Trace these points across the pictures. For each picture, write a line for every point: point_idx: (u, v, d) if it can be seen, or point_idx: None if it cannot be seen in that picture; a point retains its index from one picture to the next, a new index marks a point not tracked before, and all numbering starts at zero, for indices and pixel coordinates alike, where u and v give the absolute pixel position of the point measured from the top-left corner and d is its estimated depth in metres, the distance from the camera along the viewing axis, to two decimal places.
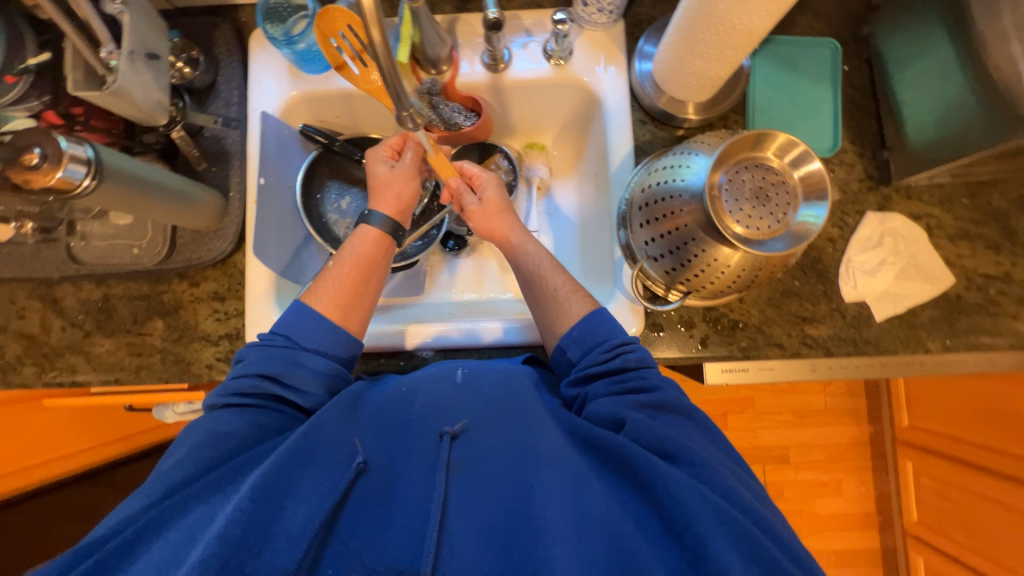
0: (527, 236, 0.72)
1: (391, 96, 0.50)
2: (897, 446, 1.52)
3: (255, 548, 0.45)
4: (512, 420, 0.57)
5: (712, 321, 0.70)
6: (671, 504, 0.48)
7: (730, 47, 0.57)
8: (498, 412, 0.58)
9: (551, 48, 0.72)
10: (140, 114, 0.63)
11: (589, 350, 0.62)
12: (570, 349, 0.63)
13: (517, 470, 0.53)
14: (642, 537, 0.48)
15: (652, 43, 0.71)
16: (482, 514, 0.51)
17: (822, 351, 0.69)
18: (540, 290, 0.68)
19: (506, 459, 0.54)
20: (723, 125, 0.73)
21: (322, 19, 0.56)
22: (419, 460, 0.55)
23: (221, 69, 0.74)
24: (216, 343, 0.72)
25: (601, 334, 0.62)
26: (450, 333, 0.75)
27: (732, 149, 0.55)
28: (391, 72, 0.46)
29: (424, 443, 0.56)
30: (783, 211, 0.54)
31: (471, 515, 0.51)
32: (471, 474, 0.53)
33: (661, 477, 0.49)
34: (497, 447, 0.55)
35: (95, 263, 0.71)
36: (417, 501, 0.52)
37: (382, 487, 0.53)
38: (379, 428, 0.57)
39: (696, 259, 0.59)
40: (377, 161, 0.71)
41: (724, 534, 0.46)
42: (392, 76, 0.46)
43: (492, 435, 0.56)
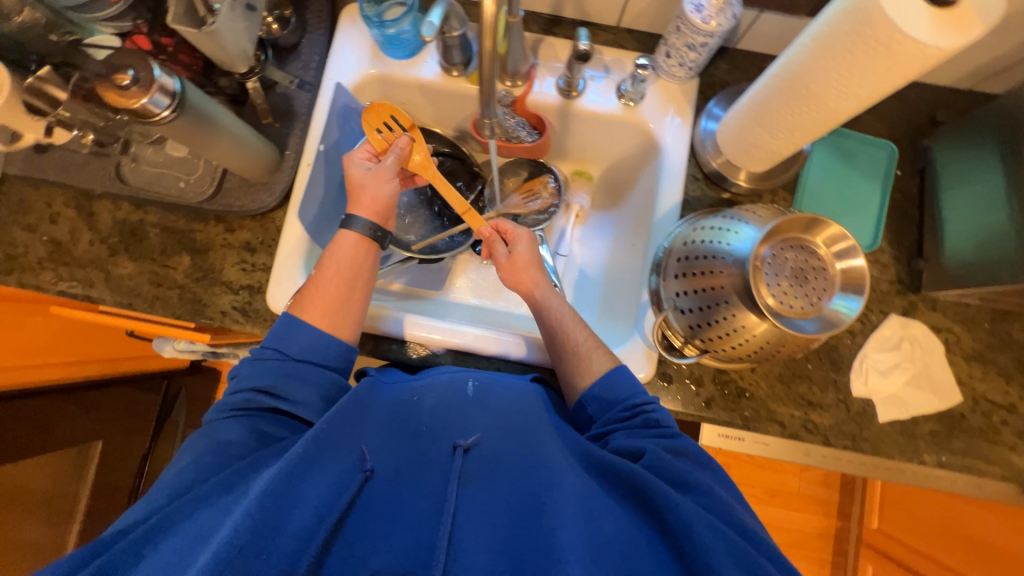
0: (551, 291, 0.72)
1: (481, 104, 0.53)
2: (861, 547, 1.52)
3: (260, 551, 0.45)
4: (519, 439, 0.58)
5: (720, 384, 0.71)
6: (681, 531, 0.49)
7: (800, 130, 0.59)
8: (506, 431, 0.59)
9: (625, 87, 0.74)
10: (224, 57, 0.64)
11: (610, 406, 0.62)
12: (590, 405, 0.64)
13: (528, 490, 0.54)
14: (655, 565, 0.49)
15: (721, 106, 0.73)
16: (489, 536, 0.51)
17: (820, 439, 0.70)
18: (562, 343, 0.68)
19: (516, 477, 0.55)
20: (771, 199, 0.75)
21: (370, 113, 0.68)
22: (430, 474, 0.55)
23: (307, 33, 0.76)
24: (236, 291, 0.72)
25: (622, 392, 0.62)
26: (450, 330, 0.76)
27: (783, 226, 0.56)
28: (489, 79, 0.48)
29: (436, 456, 0.57)
30: (818, 296, 0.56)
31: (479, 535, 0.51)
32: (478, 493, 0.54)
33: (668, 499, 0.50)
34: (504, 466, 0.56)
35: (140, 187, 0.72)
36: (424, 514, 0.52)
37: (390, 490, 0.54)
38: (388, 438, 0.58)
39: (722, 322, 0.59)
40: (354, 162, 0.70)
41: (732, 563, 0.47)
42: (489, 82, 0.48)
43: (499, 455, 0.57)
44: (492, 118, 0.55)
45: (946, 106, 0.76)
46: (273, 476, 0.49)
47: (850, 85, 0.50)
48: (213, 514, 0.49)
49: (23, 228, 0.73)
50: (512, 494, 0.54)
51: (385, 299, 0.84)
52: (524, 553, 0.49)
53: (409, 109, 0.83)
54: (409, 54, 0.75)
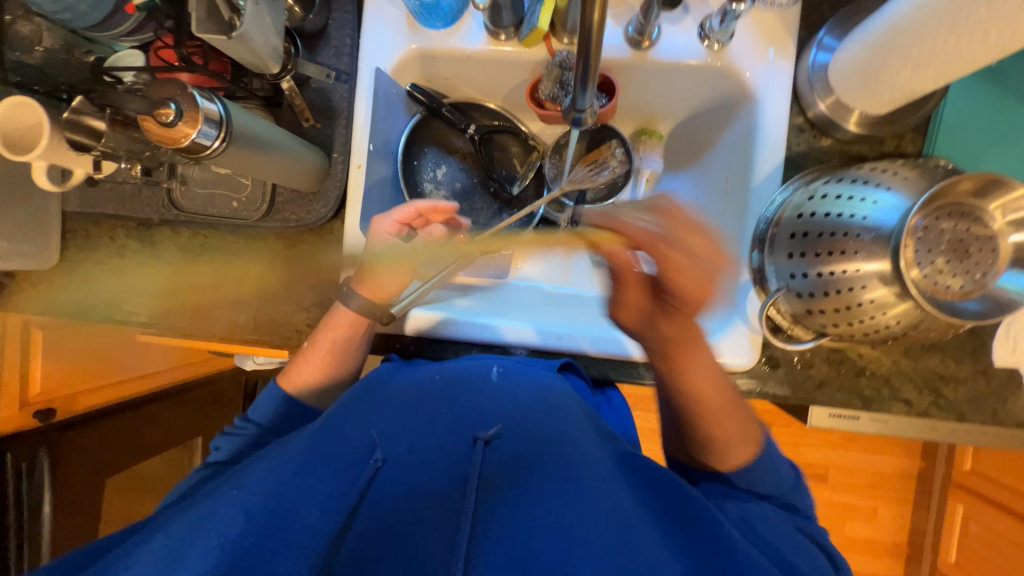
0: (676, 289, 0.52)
1: (575, 89, 0.45)
2: (949, 488, 1.46)
3: (267, 552, 0.47)
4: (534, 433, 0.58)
5: (835, 364, 0.64)
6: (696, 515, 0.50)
7: (960, 62, 0.46)
8: (523, 425, 0.60)
9: (711, 26, 0.61)
10: (254, 60, 0.57)
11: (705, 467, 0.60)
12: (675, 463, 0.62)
13: (547, 475, 0.54)
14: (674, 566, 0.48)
15: (835, 35, 0.60)
16: (505, 520, 0.51)
17: (953, 415, 0.63)
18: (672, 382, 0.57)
19: (535, 472, 0.55)
20: (895, 145, 0.62)
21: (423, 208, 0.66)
22: (444, 465, 0.56)
23: (333, 12, 0.67)
24: (307, 309, 0.70)
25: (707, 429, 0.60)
26: (507, 335, 0.69)
27: (949, 189, 0.45)
28: (592, 58, 0.40)
29: (456, 447, 0.58)
30: (982, 272, 0.46)
31: (494, 524, 0.51)
32: (499, 497, 0.53)
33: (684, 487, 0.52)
34: (526, 464, 0.55)
35: (196, 211, 0.69)
36: (439, 505, 0.53)
37: (403, 475, 0.56)
38: (403, 426, 0.60)
39: (855, 310, 0.52)
40: (378, 240, 0.66)
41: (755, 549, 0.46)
42: (593, 62, 0.40)
43: (519, 449, 0.57)
44: (587, 107, 0.47)
45: None
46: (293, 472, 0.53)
47: None
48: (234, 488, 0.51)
49: (95, 264, 0.72)
50: (526, 486, 0.54)
51: (450, 295, 0.77)
52: (539, 534, 0.50)
53: (453, 84, 0.74)
54: (450, 21, 0.65)
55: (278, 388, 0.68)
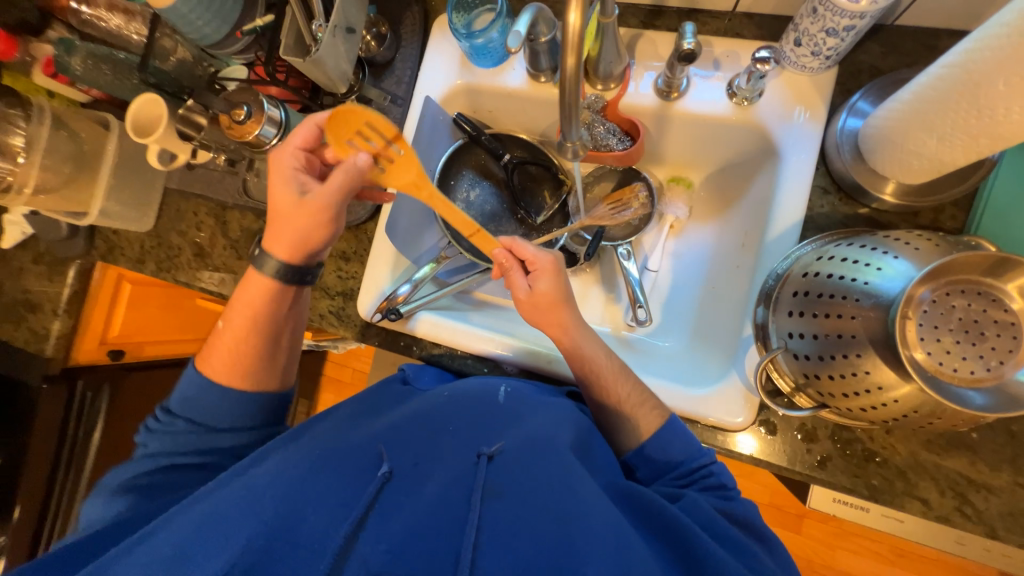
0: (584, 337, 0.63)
1: (563, 125, 0.46)
2: None
3: (280, 553, 0.45)
4: (542, 454, 0.54)
5: (841, 442, 0.59)
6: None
7: (987, 135, 0.45)
8: (532, 447, 0.54)
9: (738, 84, 0.63)
10: (327, 81, 0.68)
11: (663, 474, 0.59)
12: (640, 468, 0.61)
13: (557, 496, 0.50)
14: None
15: (869, 100, 0.59)
16: (513, 542, 0.47)
17: (982, 529, 0.54)
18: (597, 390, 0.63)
19: (540, 493, 0.51)
20: (932, 218, 0.59)
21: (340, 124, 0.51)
22: (448, 479, 0.52)
23: (401, 47, 0.78)
24: (332, 297, 0.78)
25: (683, 468, 0.58)
26: (503, 351, 0.72)
27: (957, 265, 0.43)
28: (571, 99, 0.42)
29: (460, 463, 0.53)
30: (998, 359, 0.42)
31: (503, 548, 0.46)
32: (508, 517, 0.49)
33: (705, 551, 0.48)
34: (534, 493, 0.51)
35: (261, 200, 0.81)
36: (443, 521, 0.48)
37: (409, 488, 0.52)
38: (410, 435, 0.57)
39: (850, 379, 0.49)
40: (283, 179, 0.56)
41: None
42: (571, 101, 0.42)
43: (524, 470, 0.53)
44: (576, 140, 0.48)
45: None
46: (302, 477, 0.51)
47: None
48: (244, 488, 0.49)
49: (177, 233, 0.86)
50: (531, 512, 0.49)
51: (460, 306, 0.81)
52: (546, 560, 0.45)
53: (496, 117, 0.82)
54: (497, 61, 0.73)
55: (198, 373, 0.61)
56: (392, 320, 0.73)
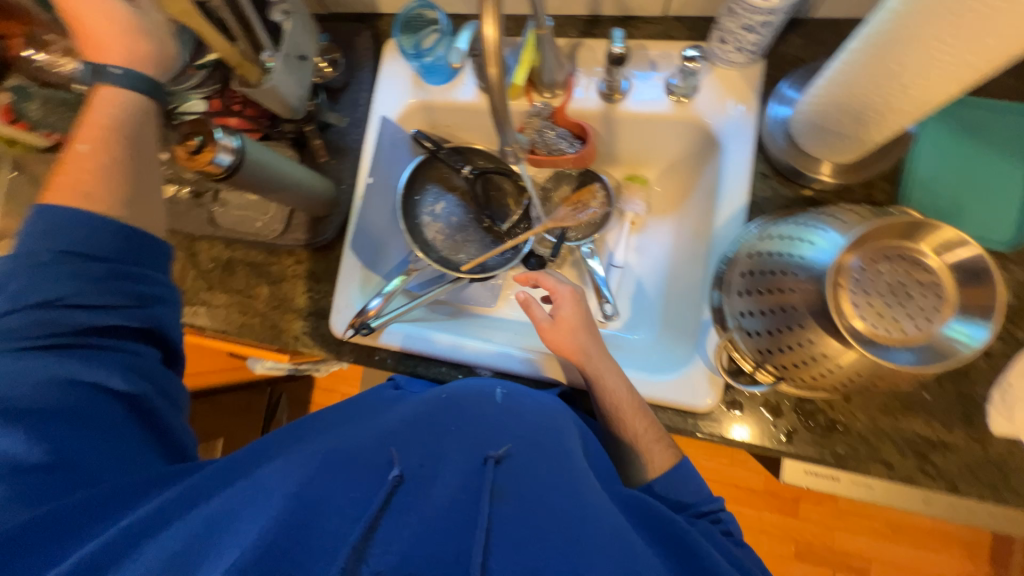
0: (605, 367, 0.64)
1: (498, 137, 0.49)
2: None
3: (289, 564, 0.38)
4: (551, 459, 0.49)
5: (805, 415, 0.61)
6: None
7: (894, 111, 0.48)
8: (542, 452, 0.50)
9: (675, 83, 0.67)
10: (284, 110, 0.70)
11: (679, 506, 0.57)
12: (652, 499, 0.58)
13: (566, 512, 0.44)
14: None
15: (795, 87, 0.63)
16: (529, 551, 0.41)
17: (945, 485, 0.57)
18: (617, 432, 0.62)
19: (553, 501, 0.45)
20: (865, 193, 0.63)
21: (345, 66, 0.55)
22: (456, 483, 0.45)
23: (356, 72, 0.81)
24: (305, 317, 0.79)
25: (691, 493, 0.57)
26: (475, 357, 0.73)
27: (877, 232, 0.46)
28: (500, 103, 0.44)
29: (465, 465, 0.47)
30: (925, 317, 0.45)
31: (519, 558, 0.40)
32: (519, 522, 0.43)
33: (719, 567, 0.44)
34: (551, 498, 0.45)
35: (227, 229, 0.82)
36: (455, 525, 0.42)
37: (423, 494, 0.45)
38: (419, 433, 0.50)
39: (797, 350, 0.51)
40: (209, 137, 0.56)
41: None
42: (500, 106, 0.44)
43: (535, 475, 0.47)
44: (513, 143, 0.50)
45: None
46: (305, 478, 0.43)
47: (957, 54, 0.40)
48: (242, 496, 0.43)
49: None
50: (545, 517, 0.44)
51: (433, 317, 0.82)
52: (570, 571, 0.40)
53: (454, 131, 0.84)
54: (448, 78, 0.75)
55: None
56: (364, 334, 0.74)
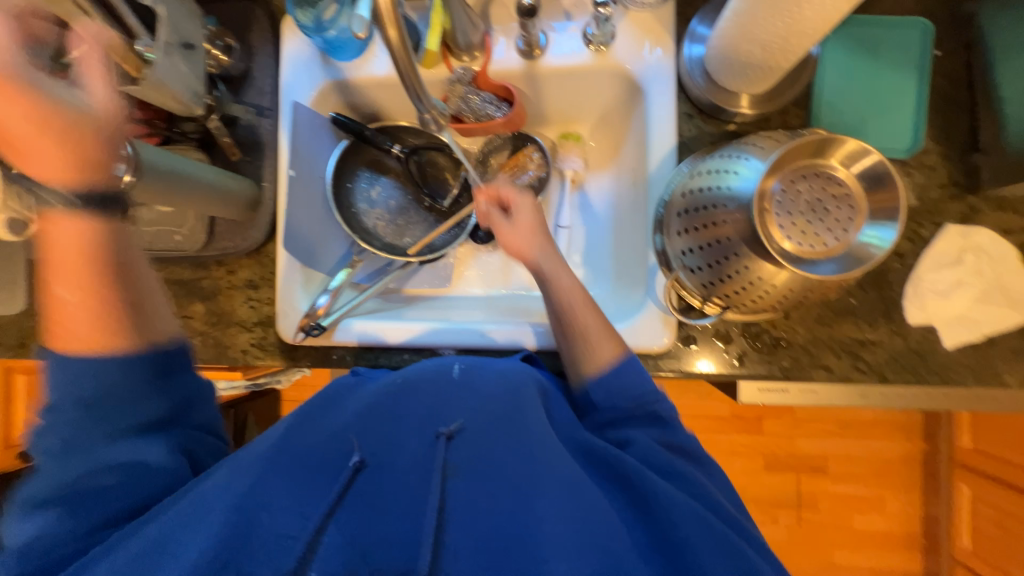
0: (559, 266, 0.64)
1: (412, 99, 0.46)
2: (953, 469, 1.37)
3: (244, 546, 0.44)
4: (499, 424, 0.55)
5: (751, 338, 0.65)
6: (667, 524, 0.48)
7: (795, 34, 0.50)
8: (491, 416, 0.55)
9: (591, 32, 0.67)
10: (179, 106, 0.63)
11: (619, 398, 0.58)
12: (595, 392, 0.59)
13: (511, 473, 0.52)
14: (638, 553, 0.47)
15: (706, 24, 0.64)
16: (475, 512, 0.50)
17: (875, 377, 0.63)
18: (570, 326, 0.62)
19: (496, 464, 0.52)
20: (781, 120, 0.65)
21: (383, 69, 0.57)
22: (412, 465, 0.53)
23: (255, 57, 0.74)
24: (250, 329, 0.75)
25: (632, 384, 0.58)
26: (436, 338, 0.72)
27: (793, 154, 0.49)
28: (408, 69, 0.41)
29: (418, 442, 0.54)
30: (843, 227, 0.48)
31: (466, 521, 0.49)
32: (467, 485, 0.51)
33: (650, 485, 0.51)
34: (498, 461, 0.53)
35: (142, 248, 0.74)
36: (410, 507, 0.50)
37: (381, 478, 0.52)
38: (377, 422, 0.56)
39: (736, 278, 0.54)
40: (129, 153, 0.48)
41: (717, 556, 0.47)
42: (409, 72, 0.42)
43: (485, 442, 0.54)
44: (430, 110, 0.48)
45: None
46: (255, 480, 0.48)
47: None
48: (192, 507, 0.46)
49: None
50: (488, 486, 0.51)
51: (388, 306, 0.80)
52: (503, 527, 0.48)
53: (375, 110, 0.80)
54: (358, 52, 0.71)
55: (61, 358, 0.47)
56: (316, 335, 0.71)
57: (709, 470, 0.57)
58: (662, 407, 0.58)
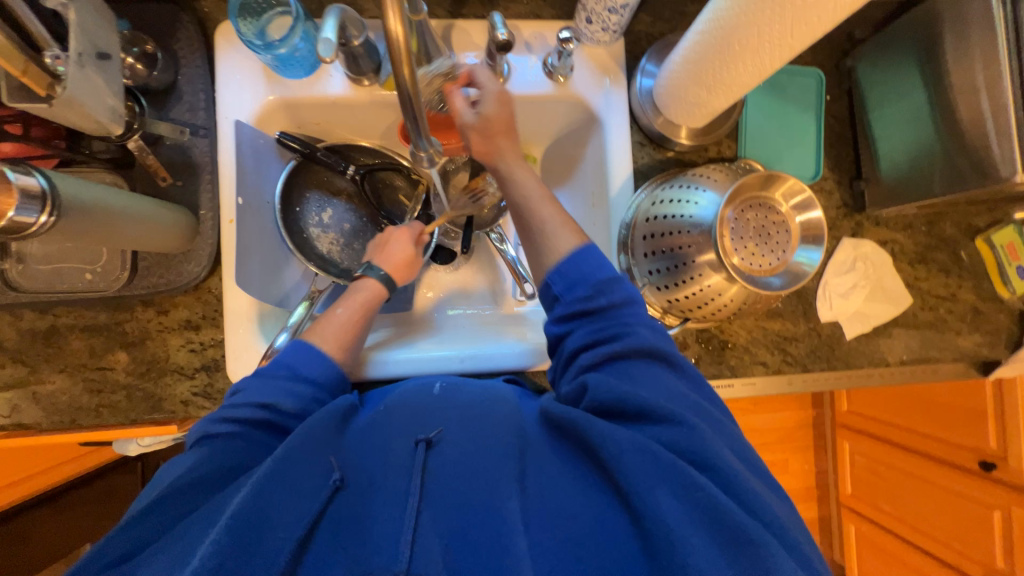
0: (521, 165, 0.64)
1: (411, 134, 0.45)
2: (836, 428, 1.65)
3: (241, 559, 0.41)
4: (482, 418, 0.52)
5: (704, 342, 0.73)
6: (616, 468, 0.45)
7: (736, 84, 0.58)
8: (466, 421, 0.52)
9: (553, 62, 0.69)
10: (92, 124, 0.54)
11: (575, 284, 0.57)
12: (555, 284, 0.58)
13: (484, 462, 0.48)
14: (613, 518, 0.44)
15: (654, 63, 0.71)
16: (444, 506, 0.46)
17: (799, 367, 0.75)
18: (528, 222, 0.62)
19: (473, 453, 0.49)
20: (717, 150, 0.75)
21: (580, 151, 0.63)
22: (393, 471, 0.48)
23: (182, 68, 0.66)
24: (191, 376, 0.66)
25: (591, 267, 0.57)
26: (411, 369, 0.70)
27: (743, 188, 0.57)
28: (414, 105, 0.41)
29: (397, 451, 0.50)
30: (783, 250, 0.57)
31: (439, 512, 0.45)
32: (445, 483, 0.47)
33: (597, 430, 0.46)
34: (469, 447, 0.49)
35: (39, 291, 0.61)
36: (387, 513, 0.46)
37: (363, 497, 0.47)
38: (359, 437, 0.51)
39: (698, 295, 0.61)
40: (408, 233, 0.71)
41: (664, 484, 0.43)
42: (414, 109, 0.41)
43: (466, 438, 0.50)
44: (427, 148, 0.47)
45: (863, 21, 0.77)
46: (245, 495, 0.43)
47: (782, 37, 0.49)
48: (172, 544, 0.43)
49: None
50: (469, 476, 0.47)
51: None
52: (475, 516, 0.45)
53: (325, 129, 0.75)
54: (309, 70, 0.66)
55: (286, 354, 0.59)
56: None
57: (689, 376, 0.54)
58: (619, 317, 0.55)
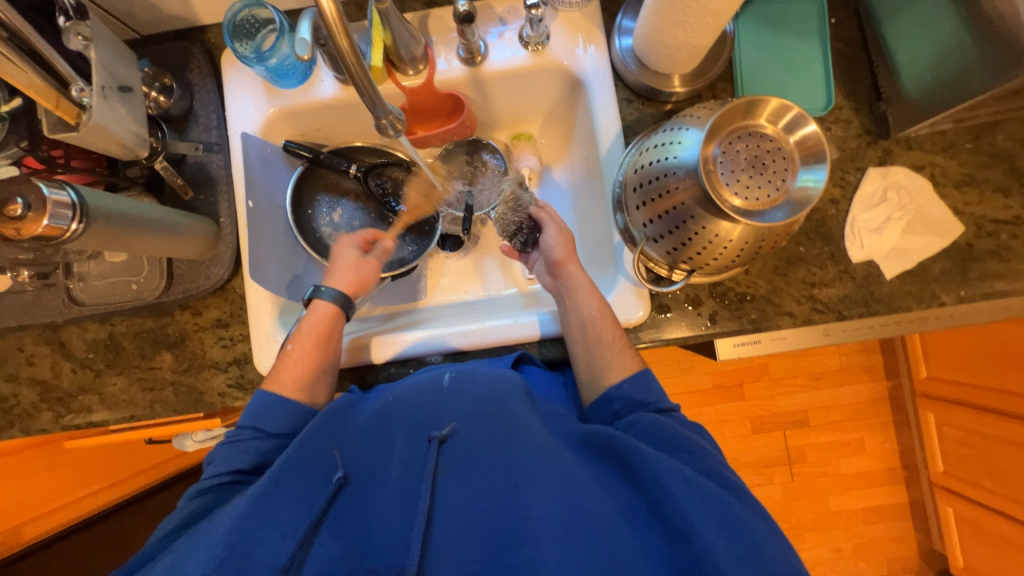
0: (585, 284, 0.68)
1: (368, 105, 0.48)
2: (917, 399, 1.48)
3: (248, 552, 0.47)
4: (494, 417, 0.57)
5: (719, 297, 0.69)
6: (657, 487, 0.48)
7: (710, 14, 0.55)
8: (481, 418, 0.57)
9: (527, 34, 0.70)
10: (120, 149, 0.61)
11: (638, 404, 0.60)
12: (616, 402, 0.61)
13: (503, 467, 0.53)
14: (629, 526, 0.48)
15: (630, 18, 0.70)
16: (460, 507, 0.51)
17: (834, 315, 0.68)
18: (593, 334, 0.65)
19: (486, 460, 0.54)
20: (711, 95, 0.71)
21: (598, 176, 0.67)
22: (402, 467, 0.55)
23: (197, 94, 0.73)
24: (225, 369, 0.72)
25: (649, 394, 0.61)
26: (420, 349, 0.72)
27: (725, 119, 0.54)
28: (362, 78, 0.44)
29: (413, 447, 0.56)
30: (782, 178, 0.53)
31: (448, 510, 0.51)
32: (455, 480, 0.53)
33: (641, 456, 0.50)
34: (485, 449, 0.55)
35: (96, 303, 0.70)
36: (399, 511, 0.52)
37: (368, 495, 0.54)
38: (362, 438, 0.58)
39: (695, 240, 0.58)
40: (349, 247, 0.75)
41: (707, 510, 0.46)
42: (364, 82, 0.44)
43: (479, 437, 0.56)
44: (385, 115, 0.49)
45: None
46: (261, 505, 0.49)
47: None
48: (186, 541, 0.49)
49: (6, 379, 0.73)
50: (482, 475, 0.53)
51: (371, 325, 0.82)
52: (489, 519, 0.50)
53: (327, 134, 0.80)
54: (303, 78, 0.71)
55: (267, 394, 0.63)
56: None
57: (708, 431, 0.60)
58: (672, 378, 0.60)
